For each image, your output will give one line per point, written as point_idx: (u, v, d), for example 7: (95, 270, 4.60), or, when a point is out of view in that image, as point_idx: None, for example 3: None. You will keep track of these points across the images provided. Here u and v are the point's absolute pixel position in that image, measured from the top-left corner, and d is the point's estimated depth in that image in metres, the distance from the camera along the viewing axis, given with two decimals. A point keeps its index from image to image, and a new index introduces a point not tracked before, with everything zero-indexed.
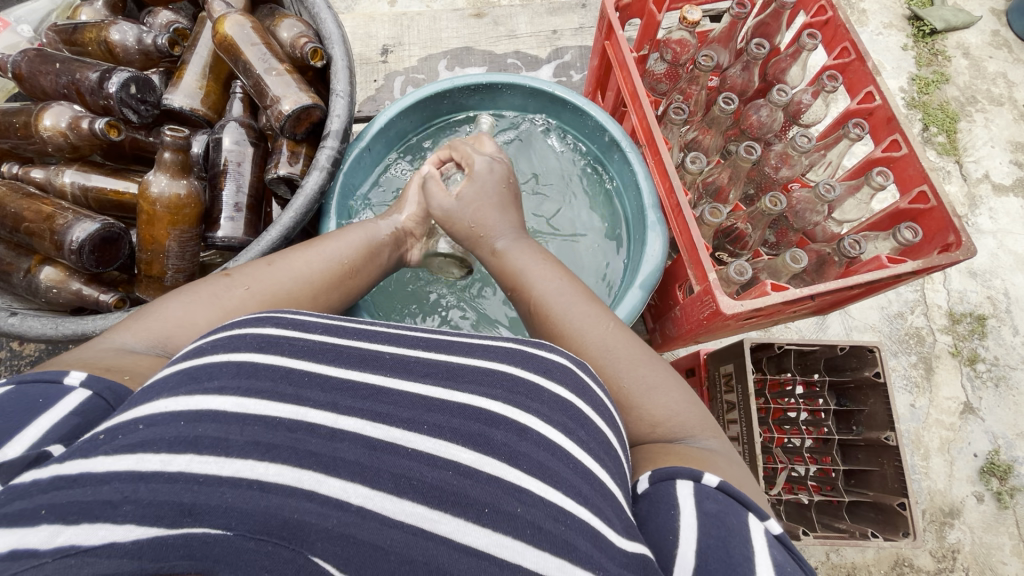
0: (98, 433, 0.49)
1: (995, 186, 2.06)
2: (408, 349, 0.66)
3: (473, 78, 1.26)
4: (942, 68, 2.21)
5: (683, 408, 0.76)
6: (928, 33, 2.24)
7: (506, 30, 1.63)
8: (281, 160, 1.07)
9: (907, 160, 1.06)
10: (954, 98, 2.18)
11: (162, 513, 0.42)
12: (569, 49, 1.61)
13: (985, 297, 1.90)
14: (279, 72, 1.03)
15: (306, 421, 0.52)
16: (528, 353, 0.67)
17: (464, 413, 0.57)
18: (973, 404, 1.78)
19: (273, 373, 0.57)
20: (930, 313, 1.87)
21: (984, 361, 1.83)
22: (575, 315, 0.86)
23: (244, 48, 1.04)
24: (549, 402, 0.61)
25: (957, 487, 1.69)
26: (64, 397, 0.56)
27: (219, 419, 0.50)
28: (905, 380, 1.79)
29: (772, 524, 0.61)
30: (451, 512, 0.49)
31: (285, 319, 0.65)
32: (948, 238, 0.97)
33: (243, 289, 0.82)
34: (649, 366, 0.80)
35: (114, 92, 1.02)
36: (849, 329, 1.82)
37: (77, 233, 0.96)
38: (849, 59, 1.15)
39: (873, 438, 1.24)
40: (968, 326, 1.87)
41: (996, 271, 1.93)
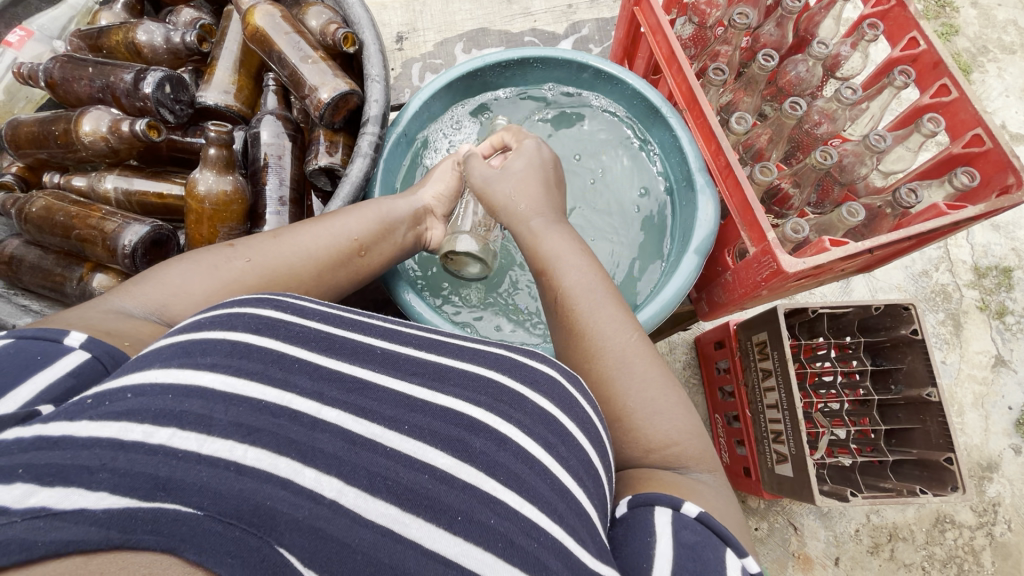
0: (86, 397, 0.50)
1: (1013, 136, 2.03)
2: (401, 346, 0.67)
3: (504, 54, 1.24)
4: (951, 19, 2.18)
5: (684, 437, 0.79)
6: None
7: (520, 9, 1.61)
8: (320, 150, 1.05)
9: (958, 104, 1.05)
10: (966, 49, 2.14)
11: (137, 485, 0.43)
12: (585, 23, 1.58)
13: (1010, 249, 1.88)
14: (314, 60, 1.03)
15: (290, 408, 0.53)
16: (516, 362, 0.69)
17: (445, 416, 0.59)
18: (1003, 356, 1.77)
19: (265, 356, 0.57)
20: (955, 269, 1.85)
21: (1012, 314, 1.82)
22: (597, 315, 0.86)
23: (277, 37, 1.03)
24: (532, 414, 0.63)
25: (993, 441, 1.69)
26: (60, 358, 0.57)
27: (204, 395, 0.51)
28: (935, 338, 1.78)
29: (749, 560, 0.65)
30: (423, 516, 0.50)
31: (286, 303, 0.66)
32: (1007, 180, 0.96)
33: (244, 261, 0.82)
34: (661, 390, 0.81)
35: (151, 92, 1.00)
36: (874, 291, 1.81)
37: (128, 237, 0.96)
38: (889, 6, 1.13)
39: (914, 396, 1.24)
40: (994, 279, 1.85)
41: (1020, 223, 1.91)
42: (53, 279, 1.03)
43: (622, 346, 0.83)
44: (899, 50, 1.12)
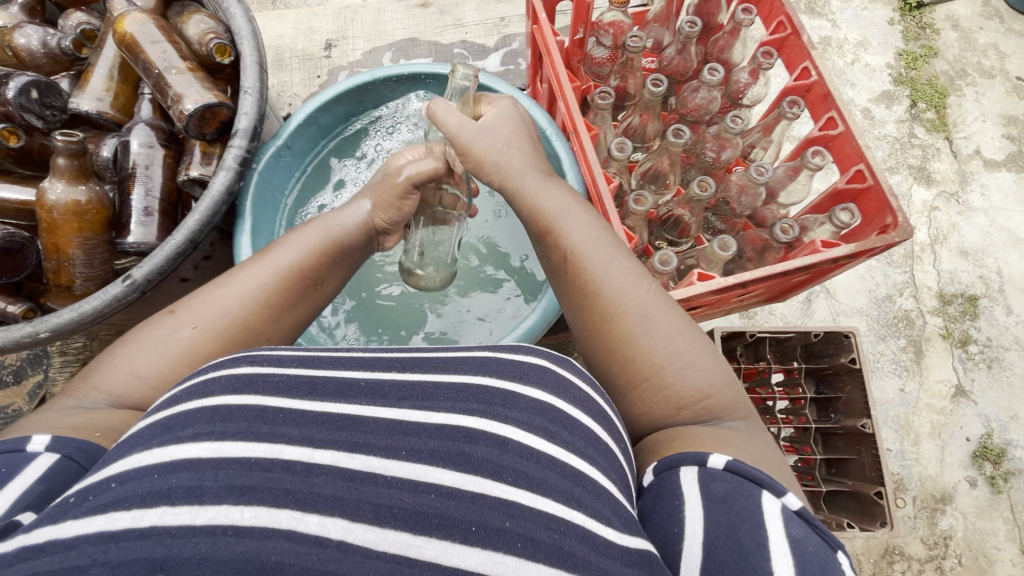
0: (69, 495, 0.50)
1: (987, 161, 2.00)
2: (383, 371, 0.66)
3: (395, 70, 1.26)
4: (931, 41, 2.15)
5: (717, 387, 0.79)
6: (915, 6, 2.18)
7: (452, 19, 1.60)
8: (193, 162, 1.10)
9: (844, 138, 1.05)
10: (944, 72, 2.12)
11: (133, 572, 0.43)
12: (516, 37, 1.58)
13: (977, 276, 1.86)
14: (180, 70, 1.06)
15: (281, 459, 0.53)
16: (501, 359, 0.68)
17: (440, 433, 0.58)
18: (965, 386, 1.74)
19: (247, 414, 0.56)
20: (919, 295, 1.82)
21: (976, 343, 1.79)
22: (611, 269, 0.86)
23: (146, 45, 1.06)
24: (526, 408, 0.62)
25: (948, 472, 1.65)
26: (30, 465, 0.58)
27: (191, 466, 0.51)
28: (894, 364, 1.74)
29: (789, 498, 0.63)
30: (438, 535, 0.50)
31: (260, 356, 0.65)
32: (886, 220, 0.98)
33: (188, 328, 0.78)
34: (688, 340, 0.81)
35: (12, 99, 1.04)
36: (836, 314, 1.78)
37: None
38: (785, 35, 1.13)
39: (850, 426, 1.21)
40: (959, 307, 1.82)
41: (989, 250, 1.89)
42: None
43: (636, 297, 0.84)
44: (793, 79, 1.11)
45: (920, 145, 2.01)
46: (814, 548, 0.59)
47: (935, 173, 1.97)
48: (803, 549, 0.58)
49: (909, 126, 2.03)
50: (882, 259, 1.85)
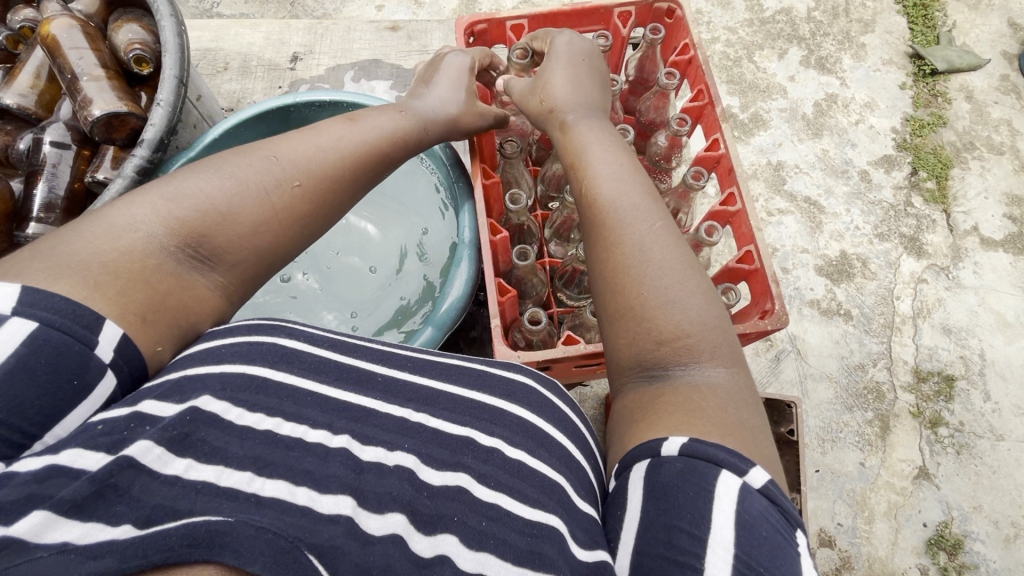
0: (97, 423, 0.57)
1: (984, 240, 1.94)
2: (395, 369, 0.80)
3: (318, 96, 1.39)
4: (941, 110, 2.11)
5: (696, 330, 0.80)
6: (929, 73, 2.15)
7: (418, 45, 1.82)
8: (103, 165, 1.25)
9: (740, 217, 1.10)
10: (950, 143, 2.07)
11: (158, 517, 0.50)
12: None
13: (957, 356, 1.80)
14: (95, 77, 1.21)
15: (304, 440, 0.63)
16: (495, 377, 0.85)
17: (437, 439, 0.71)
18: (929, 469, 1.67)
19: (280, 392, 0.67)
20: (893, 368, 1.77)
21: (947, 426, 1.72)
22: (641, 202, 0.92)
23: (66, 49, 1.20)
24: (511, 425, 0.76)
25: (899, 556, 1.59)
26: (98, 386, 0.62)
27: (221, 426, 0.61)
28: (857, 437, 1.68)
29: (750, 477, 0.63)
30: (421, 531, 0.61)
31: (293, 330, 0.78)
32: (767, 305, 1.02)
33: (296, 184, 0.87)
34: (681, 280, 0.84)
35: None
36: (803, 377, 1.73)
37: None
38: (704, 105, 1.19)
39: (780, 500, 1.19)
40: (934, 386, 1.76)
41: (973, 330, 1.83)
42: None
43: (657, 232, 0.89)
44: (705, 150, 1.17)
45: (915, 214, 1.96)
46: (767, 529, 0.62)
47: (928, 245, 1.92)
48: (750, 529, 0.61)
49: (906, 193, 1.99)
50: (859, 326, 1.80)
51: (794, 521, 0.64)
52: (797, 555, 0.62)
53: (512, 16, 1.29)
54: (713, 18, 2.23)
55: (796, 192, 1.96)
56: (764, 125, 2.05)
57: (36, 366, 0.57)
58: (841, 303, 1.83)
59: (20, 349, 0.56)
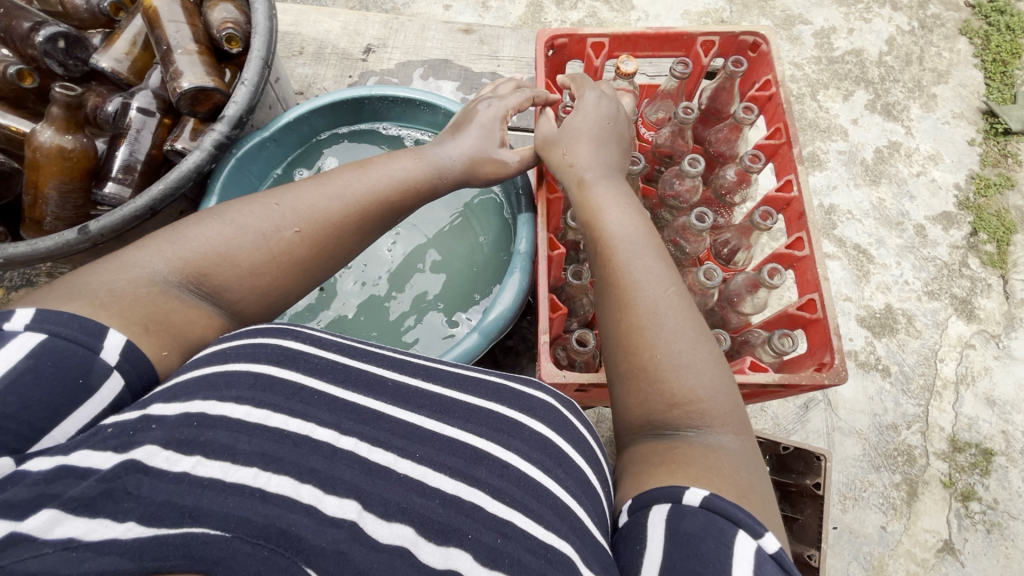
0: (108, 425, 0.60)
1: None
2: (408, 376, 0.80)
3: (391, 92, 1.41)
4: (1010, 172, 2.05)
5: (709, 396, 0.81)
6: (1001, 132, 2.10)
7: (489, 51, 1.84)
8: (183, 135, 1.30)
9: (806, 263, 1.09)
10: (1015, 207, 2.01)
11: (163, 516, 0.52)
12: None
13: (998, 430, 1.72)
14: (188, 52, 1.27)
15: (310, 438, 0.64)
16: (514, 393, 0.83)
17: (452, 448, 0.70)
18: (954, 544, 1.60)
19: (285, 390, 0.68)
20: (929, 433, 1.69)
21: (979, 501, 1.65)
22: (654, 263, 0.94)
23: (165, 23, 1.27)
24: (527, 440, 0.75)
25: None
26: (103, 388, 0.64)
27: (229, 426, 0.62)
28: (881, 500, 1.62)
29: (766, 541, 0.63)
30: (434, 539, 0.60)
31: (302, 334, 0.79)
32: (824, 357, 1.00)
33: (295, 231, 0.91)
34: (693, 346, 0.85)
35: (41, 44, 1.28)
36: (830, 429, 1.67)
37: None
38: (780, 144, 1.18)
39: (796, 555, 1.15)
40: (970, 457, 1.68)
41: (1018, 404, 1.74)
42: None
43: (671, 295, 0.90)
44: (776, 190, 1.16)
45: (970, 276, 1.89)
46: None
47: (980, 309, 1.84)
48: None
49: (962, 254, 1.91)
50: (896, 385, 1.74)
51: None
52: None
53: (593, 33, 1.28)
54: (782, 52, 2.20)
55: (846, 238, 1.90)
56: (821, 165, 2.00)
57: (44, 371, 0.60)
58: (880, 358, 1.76)
59: (27, 357, 0.60)
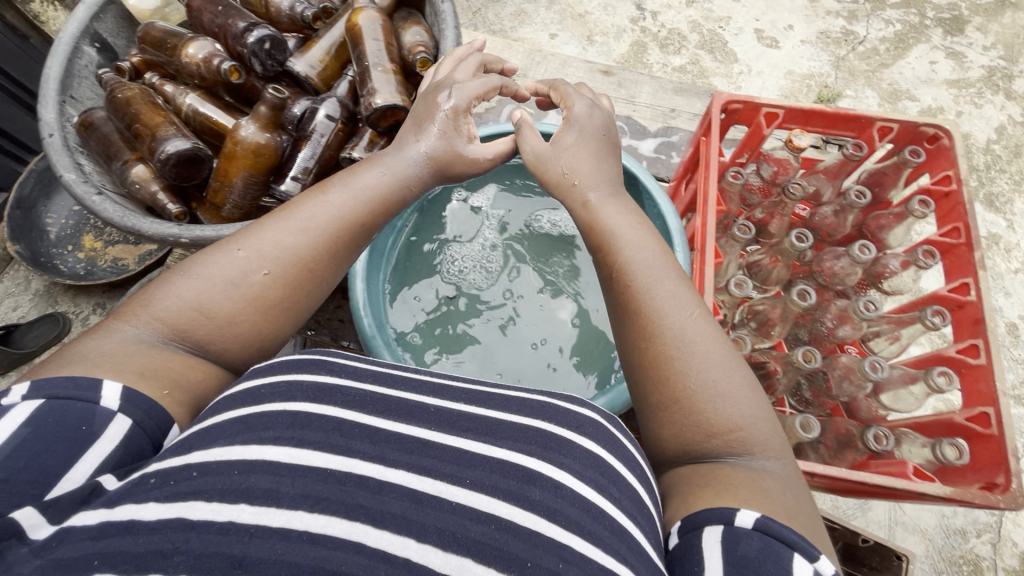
0: (149, 475, 0.55)
1: None
2: (450, 401, 0.68)
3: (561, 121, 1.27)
4: None
5: (749, 421, 0.70)
6: None
7: (625, 94, 1.68)
8: (359, 143, 1.21)
9: (980, 371, 1.05)
10: None
11: (213, 566, 0.48)
12: (678, 131, 1.63)
13: None
14: (385, 70, 1.19)
15: (355, 474, 0.57)
16: (560, 409, 0.69)
17: (502, 469, 0.60)
18: None
19: (325, 424, 0.61)
20: (999, 546, 1.60)
21: None
22: (669, 290, 0.78)
23: (368, 40, 1.21)
24: (580, 457, 0.63)
25: None
26: (107, 427, 0.57)
27: (270, 469, 0.55)
28: None
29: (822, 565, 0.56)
30: (494, 566, 0.52)
31: (336, 366, 0.70)
32: (995, 477, 0.96)
33: (264, 272, 0.74)
34: (731, 373, 0.73)
35: (250, 44, 1.18)
36: (895, 524, 1.58)
37: (170, 147, 1.12)
38: (956, 242, 1.15)
39: None
40: None
41: None
42: (108, 152, 1.19)
43: (686, 324, 0.76)
44: (948, 289, 1.13)
45: None
46: None
47: None
48: None
49: None
50: None
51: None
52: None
53: (770, 103, 1.23)
54: None
55: None
56: None
57: (46, 429, 0.54)
58: None
59: (25, 423, 0.54)
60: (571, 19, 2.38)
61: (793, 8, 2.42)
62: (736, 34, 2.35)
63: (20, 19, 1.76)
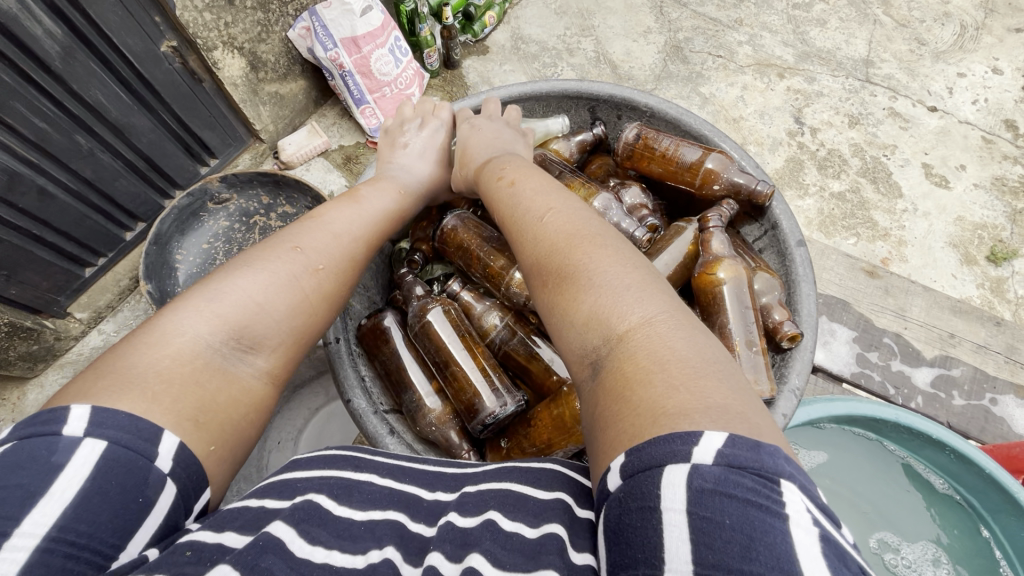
0: (186, 547, 0.55)
1: None
2: (446, 490, 0.70)
3: (924, 425, 1.20)
4: None
5: (623, 291, 0.67)
6: None
7: (895, 305, 1.76)
8: None
9: None
10: None
11: None
12: (959, 364, 1.66)
13: None
14: (756, 350, 0.93)
15: (367, 570, 0.58)
16: (523, 465, 0.70)
17: (464, 541, 0.60)
18: None
19: (329, 520, 0.62)
20: None
21: None
22: (526, 192, 0.91)
23: (733, 305, 0.97)
24: (532, 510, 0.62)
25: None
26: (159, 497, 0.57)
27: (286, 555, 0.55)
28: None
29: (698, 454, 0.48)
30: None
31: (355, 461, 0.72)
32: None
33: (293, 248, 0.84)
34: (605, 260, 0.72)
35: None
36: None
37: (495, 410, 0.98)
38: None
39: None
40: None
41: None
42: (400, 376, 1.07)
43: (560, 227, 0.80)
44: None
45: None
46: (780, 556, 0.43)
47: None
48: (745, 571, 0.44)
49: None
50: None
51: (776, 478, 0.47)
52: (788, 522, 0.45)
53: None
54: None
55: None
56: None
57: (108, 488, 0.55)
58: None
59: (91, 476, 0.54)
60: (725, 122, 2.29)
61: (966, 145, 2.25)
62: (902, 166, 2.20)
63: (199, 63, 1.74)
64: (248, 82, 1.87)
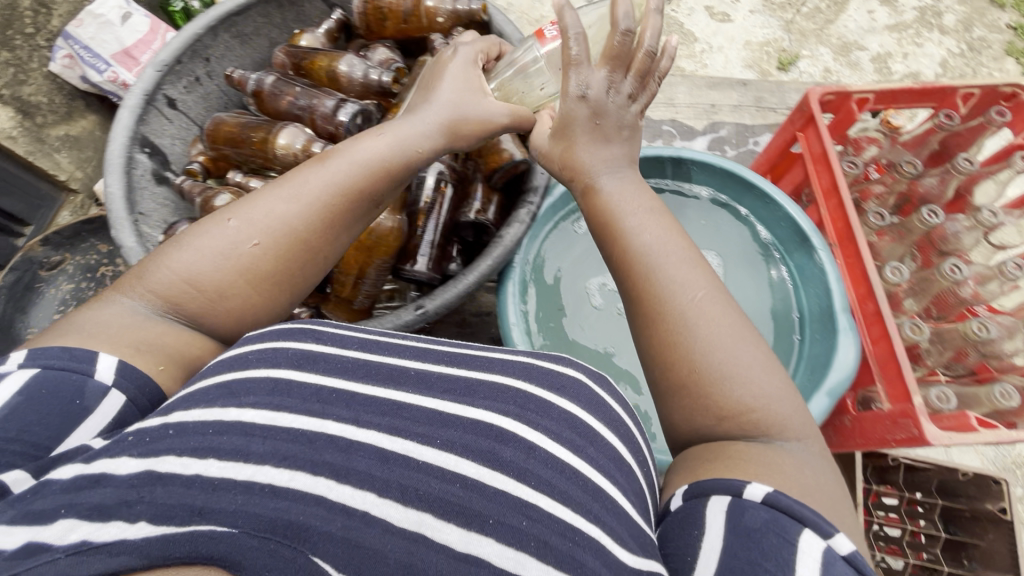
0: (127, 435, 0.60)
1: None
2: (421, 362, 0.77)
3: (665, 151, 1.50)
4: None
5: (760, 402, 0.71)
6: None
7: (666, 98, 2.19)
8: (476, 204, 1.29)
9: None
10: None
11: (173, 514, 0.51)
12: (723, 125, 2.16)
13: None
14: None
15: (325, 433, 0.63)
16: (543, 369, 0.79)
17: (476, 429, 0.67)
18: None
19: (303, 391, 0.67)
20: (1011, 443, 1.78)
21: None
22: (626, 199, 0.89)
23: None
24: (557, 418, 0.71)
25: None
26: (100, 402, 0.64)
27: (230, 430, 0.60)
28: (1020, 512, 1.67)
29: (836, 541, 0.59)
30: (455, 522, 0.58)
31: (322, 335, 0.77)
32: None
33: (230, 220, 0.81)
34: (752, 356, 0.74)
35: (345, 122, 1.26)
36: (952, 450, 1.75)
37: None
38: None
39: None
40: None
41: None
42: None
43: (706, 304, 0.76)
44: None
45: None
46: None
47: None
48: None
49: None
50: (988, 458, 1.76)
51: None
52: None
53: (862, 90, 1.45)
54: (843, 78, 2.33)
55: None
56: None
57: (39, 398, 0.61)
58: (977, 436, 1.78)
59: (19, 391, 0.61)
60: None
61: None
62: (689, 14, 2.42)
63: None
64: (25, 131, 1.73)
